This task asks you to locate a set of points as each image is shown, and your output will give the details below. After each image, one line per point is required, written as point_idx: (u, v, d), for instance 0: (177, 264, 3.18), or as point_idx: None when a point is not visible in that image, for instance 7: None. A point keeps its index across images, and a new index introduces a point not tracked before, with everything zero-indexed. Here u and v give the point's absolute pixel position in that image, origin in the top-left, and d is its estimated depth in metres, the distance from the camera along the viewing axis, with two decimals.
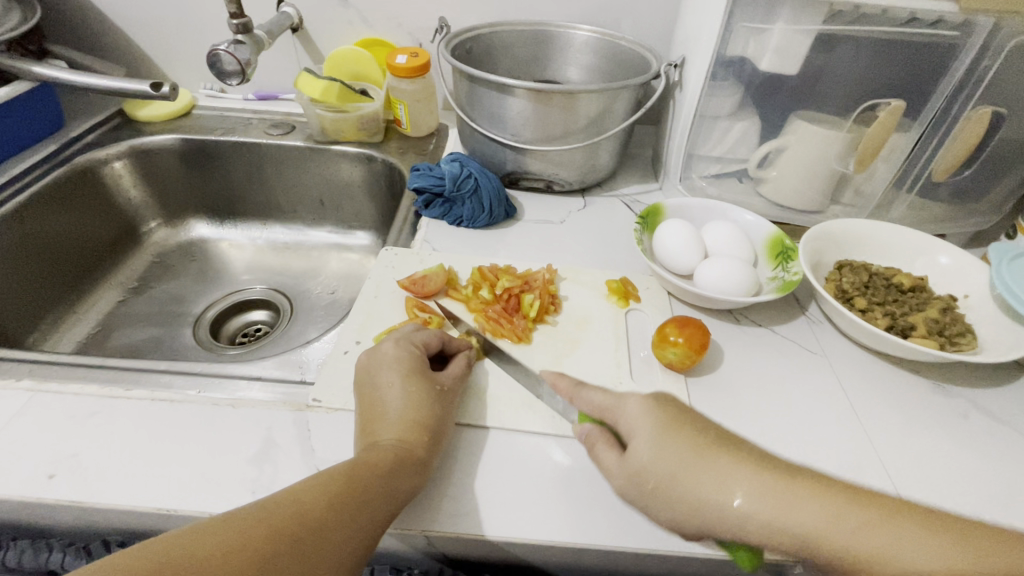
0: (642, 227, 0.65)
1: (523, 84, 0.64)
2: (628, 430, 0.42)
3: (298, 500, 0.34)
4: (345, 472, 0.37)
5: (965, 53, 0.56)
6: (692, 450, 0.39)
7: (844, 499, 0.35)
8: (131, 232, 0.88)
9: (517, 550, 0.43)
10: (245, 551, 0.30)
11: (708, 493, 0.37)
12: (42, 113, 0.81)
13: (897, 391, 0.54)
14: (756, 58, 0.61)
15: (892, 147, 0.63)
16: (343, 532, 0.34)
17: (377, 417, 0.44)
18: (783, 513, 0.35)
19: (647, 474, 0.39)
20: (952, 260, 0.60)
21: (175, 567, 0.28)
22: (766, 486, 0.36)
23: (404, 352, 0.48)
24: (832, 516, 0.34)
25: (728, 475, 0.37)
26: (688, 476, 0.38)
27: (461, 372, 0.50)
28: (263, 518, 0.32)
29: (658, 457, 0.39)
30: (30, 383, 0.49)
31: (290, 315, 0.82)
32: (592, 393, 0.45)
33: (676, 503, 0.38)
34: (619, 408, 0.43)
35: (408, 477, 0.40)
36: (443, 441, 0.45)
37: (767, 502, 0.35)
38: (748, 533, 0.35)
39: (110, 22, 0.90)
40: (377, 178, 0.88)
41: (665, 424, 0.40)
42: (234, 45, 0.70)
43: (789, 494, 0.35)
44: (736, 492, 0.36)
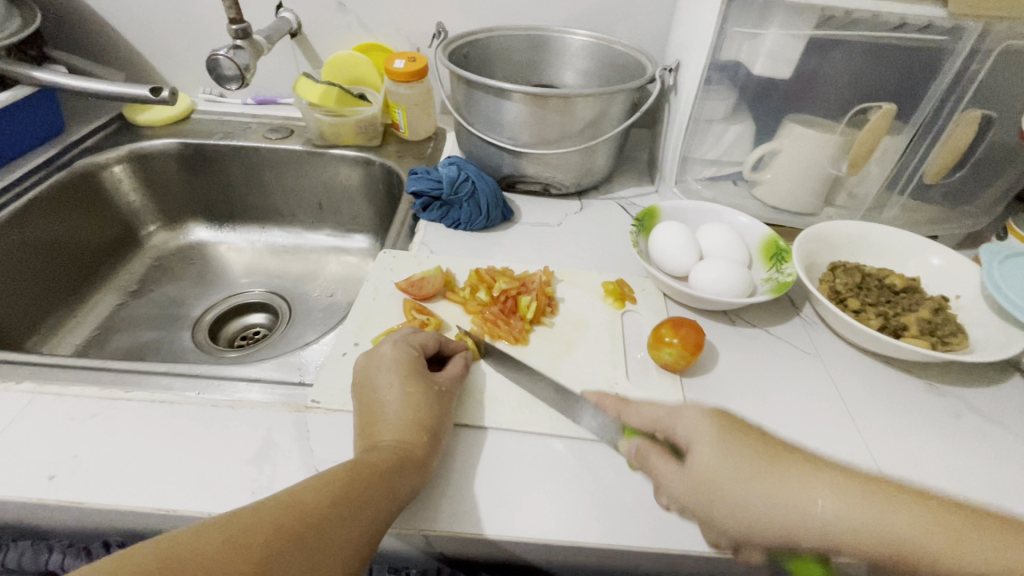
0: (638, 229, 0.65)
1: (520, 88, 0.64)
2: (687, 438, 0.40)
3: (299, 498, 0.34)
4: (347, 471, 0.38)
5: (955, 56, 0.57)
6: (761, 457, 0.37)
7: (932, 506, 0.33)
8: (131, 235, 0.88)
9: (514, 550, 0.43)
10: (247, 548, 0.30)
11: (790, 500, 0.35)
12: (43, 118, 0.82)
13: (891, 391, 0.55)
14: (749, 62, 0.62)
15: (885, 150, 0.64)
16: (344, 530, 0.35)
17: (376, 419, 0.45)
18: (874, 521, 0.33)
19: (713, 481, 0.37)
20: (944, 261, 0.61)
21: (179, 566, 0.28)
22: (847, 491, 0.34)
23: (403, 353, 0.49)
24: (924, 525, 0.33)
25: (807, 480, 0.35)
26: (762, 483, 0.36)
27: (460, 373, 0.51)
28: (265, 516, 0.32)
29: (724, 462, 0.37)
30: (31, 386, 0.50)
31: (289, 318, 0.83)
32: (644, 406, 0.45)
33: (750, 510, 0.36)
34: (676, 416, 0.42)
35: (409, 476, 0.40)
36: (442, 441, 0.45)
37: (854, 510, 0.34)
38: (834, 543, 0.34)
39: (109, 27, 0.91)
40: (375, 182, 0.89)
41: (726, 429, 0.39)
42: (234, 50, 0.71)
43: (875, 499, 0.34)
44: (820, 498, 0.34)
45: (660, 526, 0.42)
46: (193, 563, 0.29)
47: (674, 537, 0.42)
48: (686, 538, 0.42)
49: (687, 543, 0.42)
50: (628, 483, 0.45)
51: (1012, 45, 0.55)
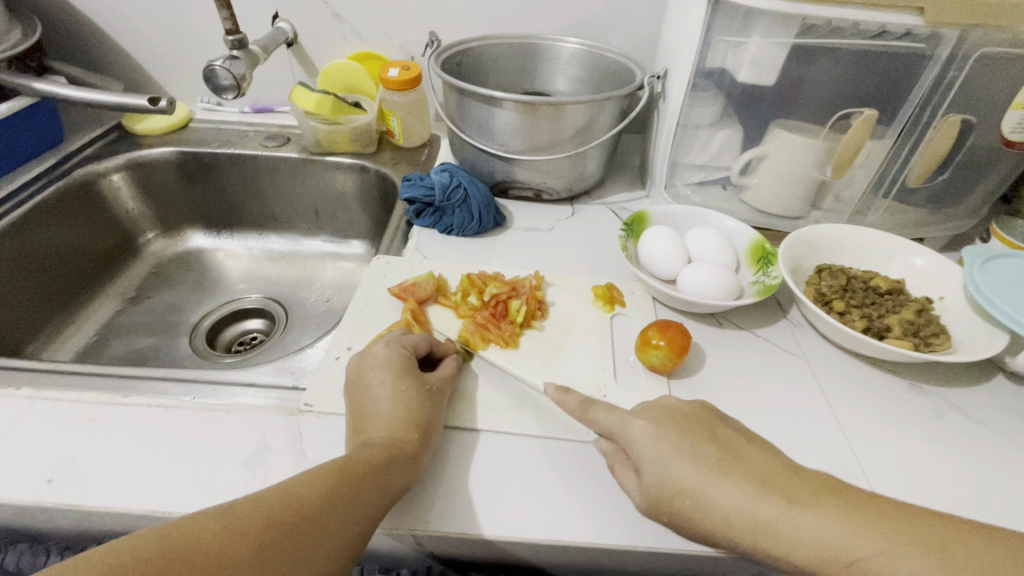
0: (627, 234, 0.67)
1: (510, 97, 0.66)
2: (636, 456, 0.42)
3: (294, 493, 0.35)
4: (341, 465, 0.39)
5: (933, 63, 0.58)
6: (699, 474, 0.39)
7: (853, 521, 0.34)
8: (129, 243, 0.89)
9: (503, 549, 0.44)
10: (241, 541, 0.32)
11: (722, 516, 0.37)
12: (43, 128, 0.83)
13: (874, 391, 0.55)
14: (734, 69, 0.63)
15: (869, 154, 0.65)
16: (337, 525, 0.36)
17: (368, 416, 0.46)
18: (794, 538, 0.35)
19: (660, 495, 0.40)
20: (927, 263, 0.62)
21: (175, 557, 0.30)
22: (780, 514, 0.36)
23: (395, 353, 0.50)
24: (844, 540, 0.34)
25: (742, 501, 0.37)
26: (698, 498, 0.38)
27: (451, 373, 0.51)
28: (260, 510, 0.33)
29: (667, 481, 0.39)
30: (30, 391, 0.51)
31: (285, 323, 0.84)
32: (600, 414, 0.45)
33: (690, 523, 0.38)
34: (624, 432, 0.43)
35: (401, 470, 0.41)
36: (433, 436, 0.46)
37: (778, 526, 0.35)
38: (760, 553, 0.36)
39: (108, 38, 0.92)
40: (370, 188, 0.90)
41: (672, 448, 0.40)
42: (230, 60, 0.72)
43: (796, 516, 0.35)
44: (745, 517, 0.36)
45: (645, 525, 0.43)
46: (189, 555, 0.30)
47: (659, 536, 0.43)
48: (670, 537, 0.43)
49: (671, 541, 0.43)
50: (615, 483, 0.46)
51: (990, 51, 0.56)
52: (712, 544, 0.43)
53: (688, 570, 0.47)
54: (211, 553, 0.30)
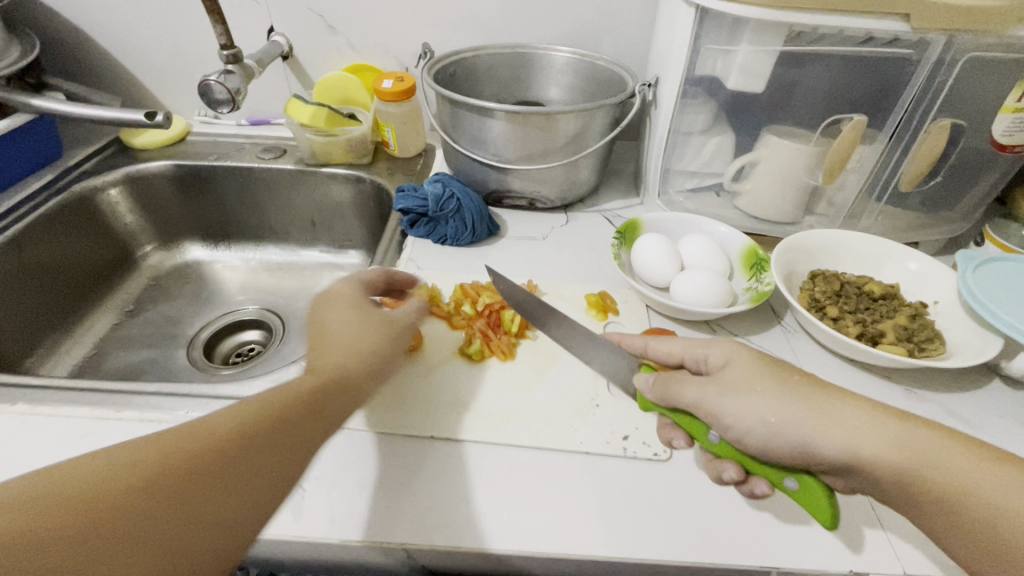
0: (620, 242, 0.67)
1: (502, 107, 0.66)
2: (727, 359, 0.44)
3: (211, 429, 0.35)
4: (269, 398, 0.38)
5: (921, 67, 0.58)
6: (803, 376, 0.41)
7: (953, 438, 0.38)
8: (127, 256, 0.90)
9: (494, 562, 0.44)
10: (145, 478, 0.31)
11: (828, 409, 0.39)
12: (41, 144, 0.84)
13: (869, 397, 0.55)
14: (724, 77, 0.64)
15: (860, 158, 0.65)
16: (261, 460, 0.35)
17: (323, 338, 0.46)
18: (901, 437, 0.37)
19: (756, 386, 0.41)
20: (921, 267, 0.62)
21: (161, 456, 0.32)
22: (874, 417, 0.38)
23: (357, 291, 0.50)
24: (947, 449, 0.37)
25: (842, 404, 0.39)
26: (802, 391, 0.40)
27: (417, 312, 0.53)
28: (167, 446, 0.33)
29: (761, 381, 0.41)
30: (24, 407, 0.51)
31: (282, 334, 0.84)
32: (667, 346, 0.49)
33: (788, 409, 0.39)
34: (709, 346, 0.46)
35: (339, 397, 0.41)
36: (387, 360, 0.46)
37: (886, 426, 0.38)
38: (862, 450, 0.37)
39: (106, 53, 0.93)
40: (366, 198, 0.91)
41: (765, 361, 0.43)
42: (225, 74, 0.73)
43: (904, 422, 0.38)
44: (854, 411, 0.39)
45: (638, 536, 0.43)
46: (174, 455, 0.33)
47: (653, 547, 0.42)
48: (664, 548, 0.42)
49: (665, 552, 0.42)
50: (608, 494, 0.46)
51: (978, 55, 0.56)
52: (707, 555, 0.42)
53: None
54: (191, 451, 0.33)
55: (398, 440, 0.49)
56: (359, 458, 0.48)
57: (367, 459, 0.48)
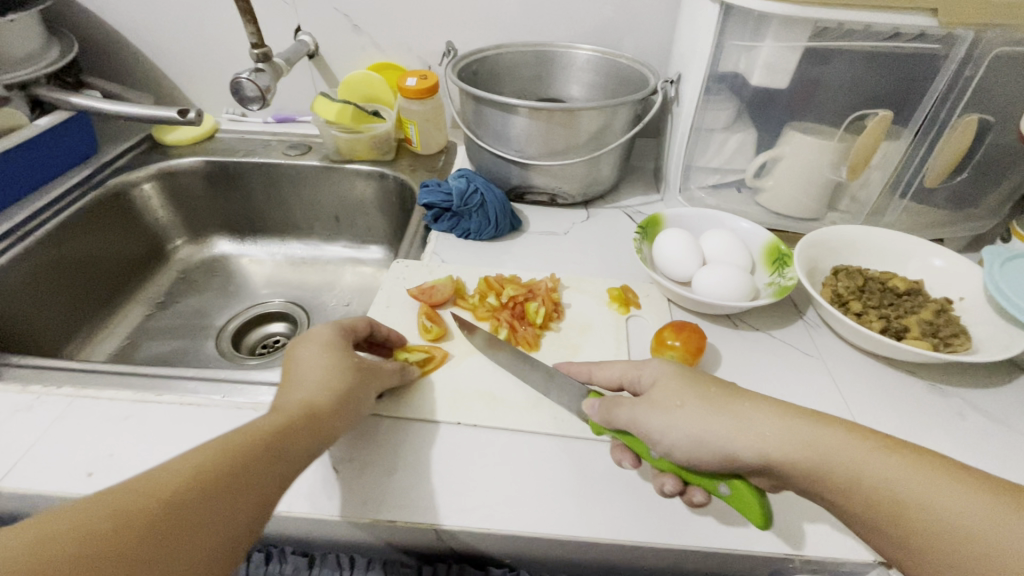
0: (642, 236, 0.67)
1: (526, 103, 0.67)
2: (655, 377, 0.45)
3: (153, 482, 0.32)
4: (219, 446, 0.36)
5: (948, 63, 0.58)
6: (720, 388, 0.42)
7: (865, 432, 0.38)
8: (158, 249, 0.93)
9: (522, 546, 0.45)
10: (79, 542, 0.28)
11: (741, 418, 0.39)
12: (79, 140, 0.87)
13: (894, 392, 0.55)
14: (748, 73, 0.64)
15: (884, 154, 0.65)
16: (216, 512, 0.33)
17: (291, 383, 0.45)
18: (813, 436, 0.38)
19: (675, 401, 0.41)
20: (946, 263, 0.61)
21: (159, 495, 0.32)
22: (787, 416, 0.39)
23: (334, 333, 0.50)
24: (861, 445, 0.37)
25: (756, 409, 0.40)
26: (717, 403, 0.41)
27: (393, 370, 0.51)
28: (107, 504, 0.30)
29: (683, 392, 0.42)
30: (70, 390, 0.53)
31: (308, 326, 0.86)
32: (611, 366, 0.49)
33: (703, 422, 0.40)
34: (641, 366, 0.47)
35: (296, 444, 0.40)
36: (354, 412, 0.46)
37: (799, 427, 0.38)
38: (777, 454, 0.37)
39: (140, 53, 0.96)
40: (389, 194, 0.92)
41: (686, 372, 0.44)
42: (256, 72, 0.75)
43: (816, 423, 0.39)
44: (768, 417, 0.39)
45: (664, 522, 0.44)
46: (171, 492, 0.32)
47: (678, 533, 0.43)
48: (690, 534, 0.43)
49: (691, 538, 0.43)
50: (632, 481, 0.47)
51: (1006, 51, 0.56)
52: (733, 541, 0.43)
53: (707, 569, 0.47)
54: (187, 489, 0.33)
55: (425, 425, 0.51)
56: (387, 442, 0.49)
57: (396, 442, 0.49)
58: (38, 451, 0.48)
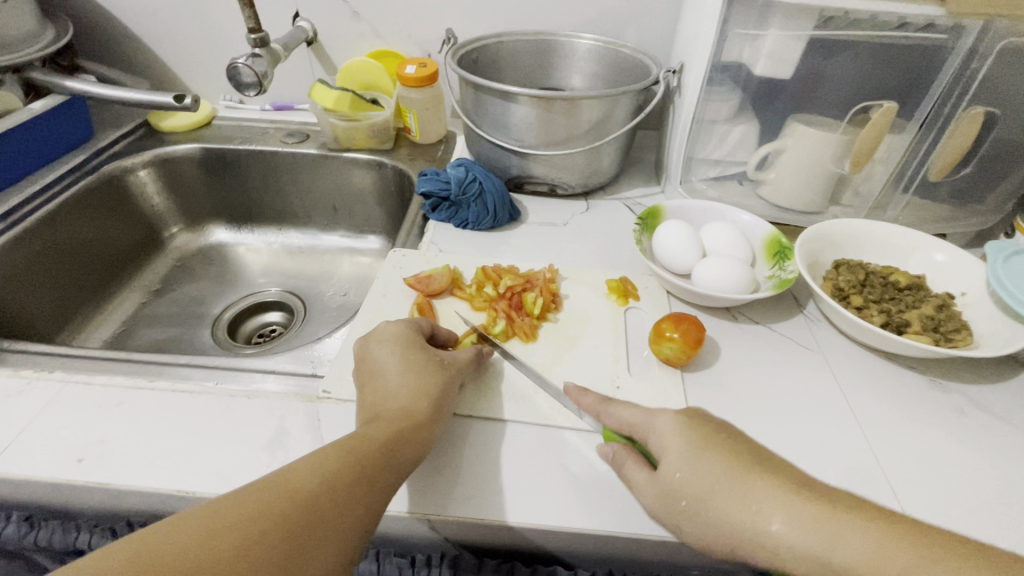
0: (642, 228, 0.67)
1: (527, 91, 0.66)
2: (659, 448, 0.41)
3: (288, 482, 0.34)
4: (338, 452, 0.38)
5: (955, 54, 0.57)
6: (726, 475, 0.38)
7: (891, 534, 0.33)
8: (155, 237, 0.92)
9: (516, 536, 0.45)
10: (230, 536, 0.30)
11: (744, 520, 0.36)
12: (74, 125, 0.86)
13: (893, 387, 0.55)
14: (751, 63, 0.63)
15: (888, 147, 0.64)
16: (347, 511, 0.35)
17: (378, 390, 0.46)
18: (826, 546, 0.34)
19: (679, 492, 0.39)
20: (948, 258, 0.61)
21: (297, 493, 0.34)
22: (802, 514, 0.35)
23: (404, 329, 0.51)
24: (882, 556, 0.32)
25: (768, 503, 0.36)
26: (721, 497, 0.37)
27: (470, 357, 0.52)
28: (251, 501, 0.33)
29: (691, 475, 0.39)
30: (61, 375, 0.52)
31: (304, 316, 0.85)
32: (622, 410, 0.45)
33: (709, 525, 0.37)
34: (650, 426, 0.43)
35: (405, 450, 0.41)
36: (448, 411, 0.47)
37: (810, 533, 0.34)
38: (785, 561, 0.35)
39: (136, 37, 0.95)
40: (387, 184, 0.91)
41: (697, 440, 0.40)
42: (253, 57, 0.74)
43: (833, 526, 0.34)
44: (775, 519, 0.35)
45: None
46: (305, 492, 0.34)
47: None
48: None
49: None
50: None
51: (1013, 43, 0.55)
52: None
53: (702, 562, 0.47)
54: (321, 489, 0.35)
55: None
56: None
57: None
58: (28, 436, 0.47)
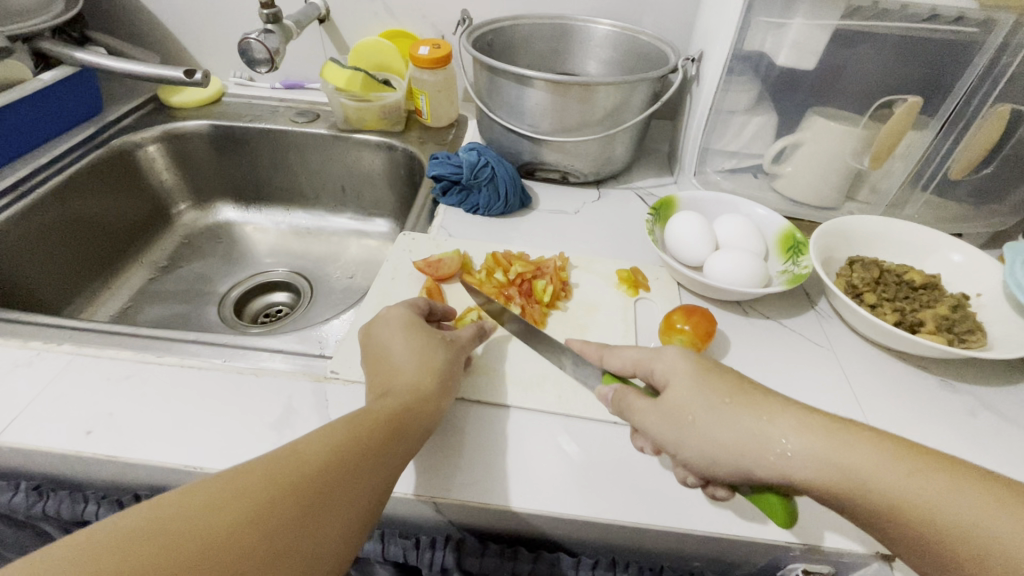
0: (655, 218, 0.66)
1: (541, 75, 0.65)
2: (666, 374, 0.41)
3: (297, 454, 0.34)
4: (346, 424, 0.38)
5: (984, 49, 0.56)
6: (734, 391, 0.39)
7: (899, 447, 0.34)
8: (162, 212, 0.92)
9: (521, 522, 0.45)
10: (241, 507, 0.31)
11: (753, 429, 0.36)
12: (83, 97, 0.85)
13: (903, 386, 0.54)
14: (774, 53, 0.62)
15: (909, 144, 0.63)
16: (355, 488, 0.35)
17: (385, 369, 0.46)
18: (836, 455, 0.34)
19: (684, 410, 0.39)
20: (965, 259, 0.60)
21: (308, 469, 0.34)
22: (812, 426, 0.36)
23: (405, 311, 0.50)
24: (885, 461, 0.33)
25: (777, 417, 0.36)
26: (728, 411, 0.37)
27: (471, 335, 0.52)
28: (264, 471, 0.33)
29: (699, 395, 0.39)
30: (71, 347, 0.53)
31: (311, 297, 0.85)
32: (625, 351, 0.46)
33: (715, 441, 0.37)
34: (655, 357, 0.43)
35: (412, 427, 0.41)
36: (454, 390, 0.46)
37: (821, 441, 0.35)
38: (794, 473, 0.35)
39: (148, 11, 0.94)
40: (397, 166, 0.91)
41: (704, 368, 0.40)
42: (265, 33, 0.73)
43: (840, 437, 0.35)
44: (785, 428, 0.36)
45: (665, 503, 0.43)
46: (314, 467, 0.34)
47: (680, 516, 0.43)
48: (690, 518, 0.42)
49: (690, 522, 0.42)
50: (634, 462, 0.46)
51: None
52: (731, 528, 0.42)
53: (706, 555, 0.46)
54: (332, 467, 0.35)
55: None
56: None
57: None
58: (38, 406, 0.47)
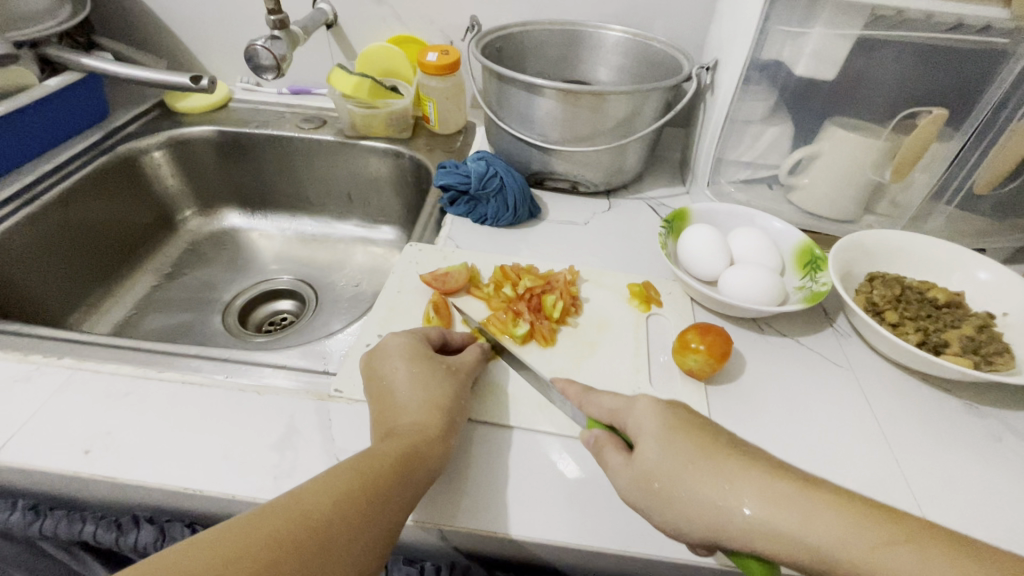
0: (667, 231, 0.64)
1: (551, 84, 0.63)
2: (635, 430, 0.40)
3: (301, 506, 0.33)
4: (350, 470, 0.36)
5: (1015, 61, 0.54)
6: (698, 452, 0.37)
7: (864, 512, 0.32)
8: (167, 219, 0.91)
9: (529, 550, 0.43)
10: (241, 566, 0.29)
11: (712, 497, 0.35)
12: (88, 103, 0.84)
13: (927, 409, 0.52)
14: (791, 62, 0.60)
15: (933, 157, 0.61)
16: (358, 539, 0.33)
17: (389, 403, 0.45)
18: (795, 524, 0.33)
19: (652, 474, 0.37)
20: (992, 277, 0.58)
21: (310, 523, 0.32)
22: (773, 491, 0.34)
23: (408, 340, 0.49)
24: (848, 531, 0.31)
25: (738, 482, 0.35)
26: (689, 475, 0.36)
27: (475, 358, 0.50)
28: (265, 526, 0.31)
29: (664, 456, 0.38)
30: (70, 361, 0.52)
31: (315, 305, 0.84)
32: (603, 398, 0.44)
33: (681, 508, 0.36)
34: (628, 409, 0.42)
35: (420, 469, 0.39)
36: (461, 422, 0.45)
37: (780, 510, 0.33)
38: (759, 544, 0.33)
39: (155, 16, 0.93)
40: (404, 173, 0.89)
41: (672, 424, 0.39)
42: (271, 40, 0.72)
43: (803, 505, 0.33)
44: (743, 496, 0.34)
45: None
46: (317, 521, 0.33)
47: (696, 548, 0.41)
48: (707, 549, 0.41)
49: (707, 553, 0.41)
50: None
51: None
52: None
53: None
54: (334, 518, 0.33)
55: None
56: None
57: None
58: (36, 424, 0.46)
